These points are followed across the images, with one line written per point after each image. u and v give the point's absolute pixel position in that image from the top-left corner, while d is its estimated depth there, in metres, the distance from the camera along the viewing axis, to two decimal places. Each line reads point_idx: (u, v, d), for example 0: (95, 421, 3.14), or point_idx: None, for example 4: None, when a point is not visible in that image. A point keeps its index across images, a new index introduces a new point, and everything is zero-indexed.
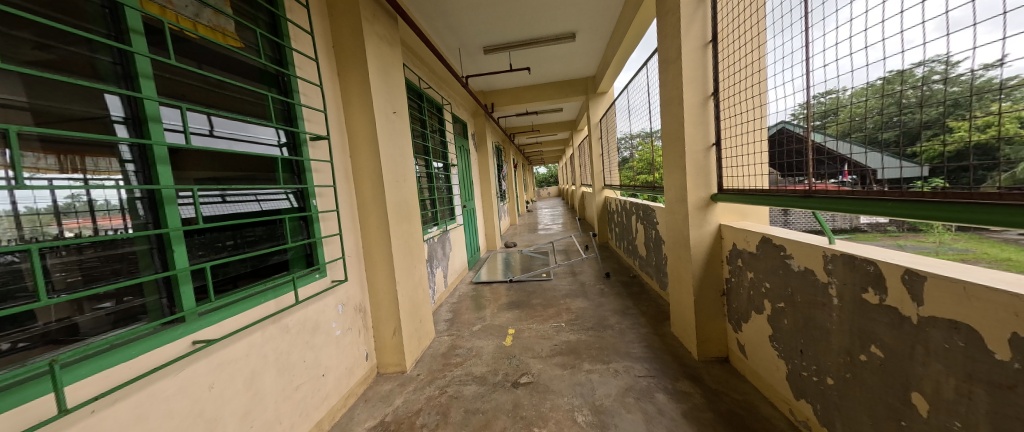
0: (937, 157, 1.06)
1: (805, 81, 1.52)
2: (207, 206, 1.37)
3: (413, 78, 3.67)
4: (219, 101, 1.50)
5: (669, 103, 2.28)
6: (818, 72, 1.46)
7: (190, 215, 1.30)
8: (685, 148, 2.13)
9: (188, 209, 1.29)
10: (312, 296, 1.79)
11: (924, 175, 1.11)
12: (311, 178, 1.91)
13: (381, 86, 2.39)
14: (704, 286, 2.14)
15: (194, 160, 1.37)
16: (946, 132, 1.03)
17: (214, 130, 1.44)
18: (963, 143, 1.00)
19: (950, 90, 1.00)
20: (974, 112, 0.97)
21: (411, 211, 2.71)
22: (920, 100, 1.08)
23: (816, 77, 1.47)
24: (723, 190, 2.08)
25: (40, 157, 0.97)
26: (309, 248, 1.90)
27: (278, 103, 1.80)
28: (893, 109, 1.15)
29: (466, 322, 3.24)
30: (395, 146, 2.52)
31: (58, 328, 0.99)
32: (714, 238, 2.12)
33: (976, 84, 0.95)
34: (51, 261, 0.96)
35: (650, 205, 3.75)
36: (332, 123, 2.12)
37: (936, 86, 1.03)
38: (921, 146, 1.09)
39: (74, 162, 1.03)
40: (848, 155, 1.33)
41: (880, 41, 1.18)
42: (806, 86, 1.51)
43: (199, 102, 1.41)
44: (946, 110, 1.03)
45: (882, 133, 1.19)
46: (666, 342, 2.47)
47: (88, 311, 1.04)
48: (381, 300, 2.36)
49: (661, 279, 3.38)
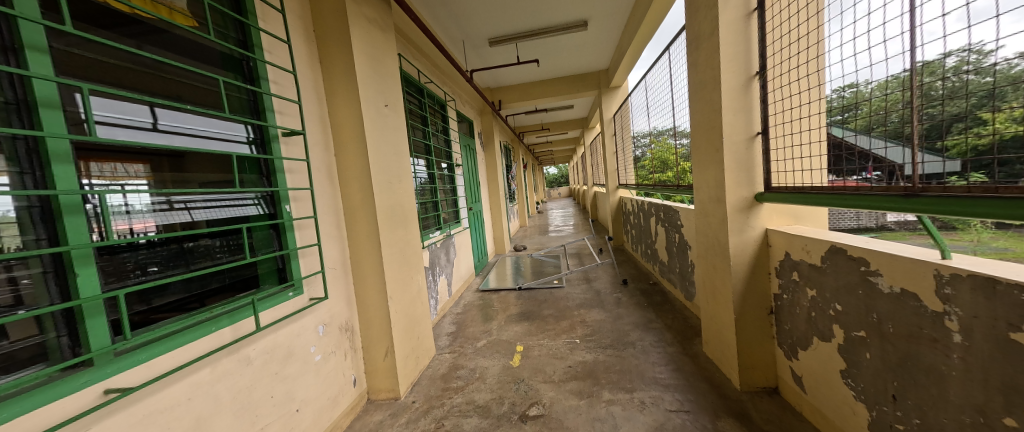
0: (969, 152, 1.00)
1: (909, 39, 1.11)
2: (196, 212, 1.28)
3: (411, 71, 3.40)
4: (156, 86, 1.24)
5: (702, 86, 1.93)
6: (932, 23, 1.04)
7: (156, 221, 1.16)
8: (723, 139, 1.78)
9: (156, 216, 1.17)
10: (283, 319, 1.53)
11: (960, 170, 1.03)
12: (285, 179, 1.65)
13: (371, 76, 2.12)
14: (747, 302, 1.80)
15: (201, 163, 1.34)
16: (979, 124, 0.96)
17: (157, 123, 1.19)
18: (996, 135, 0.92)
19: (984, 81, 0.93)
20: (1010, 103, 0.89)
21: (407, 216, 2.43)
22: (948, 92, 1.01)
23: (926, 33, 1.06)
24: (770, 187, 1.75)
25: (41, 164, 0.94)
26: (283, 261, 1.64)
27: (237, 91, 1.53)
28: (919, 102, 1.09)
29: (469, 337, 2.94)
30: (387, 143, 2.25)
31: (26, 347, 0.89)
32: (760, 245, 1.78)
33: (1011, 73, 0.88)
34: (20, 272, 0.88)
35: (671, 207, 3.38)
36: (310, 117, 1.86)
37: (969, 77, 0.96)
38: (951, 140, 1.03)
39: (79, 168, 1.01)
40: (868, 150, 1.29)
41: (938, 16, 1.02)
42: (909, 47, 1.11)
43: (113, 82, 1.13)
44: (978, 102, 0.95)
45: (908, 127, 1.14)
46: (699, 365, 2.13)
47: (61, 330, 0.94)
48: (372, 317, 2.09)
49: (687, 289, 3.02)
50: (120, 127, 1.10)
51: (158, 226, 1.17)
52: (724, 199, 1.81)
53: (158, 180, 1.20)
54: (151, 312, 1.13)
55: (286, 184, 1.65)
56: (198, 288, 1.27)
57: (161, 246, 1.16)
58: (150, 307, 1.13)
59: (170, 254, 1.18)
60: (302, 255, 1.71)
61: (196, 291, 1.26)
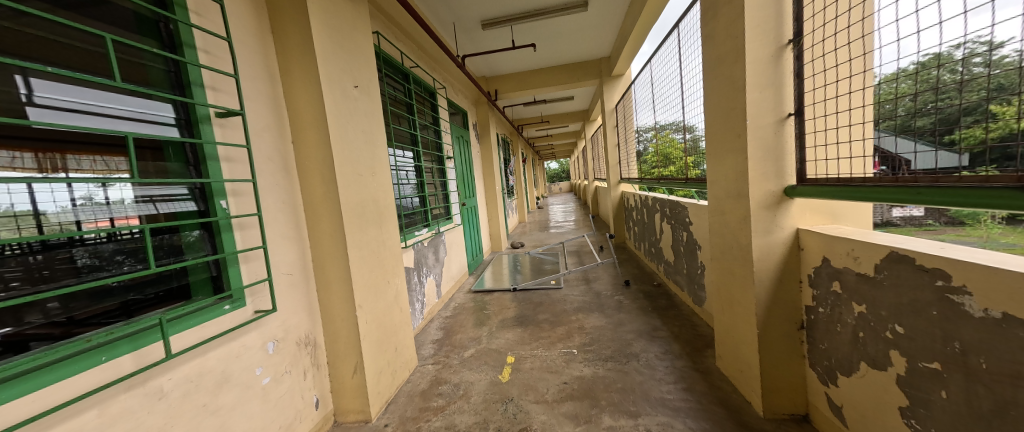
0: (978, 144, 0.92)
1: None
2: (163, 206, 1.25)
3: (394, 54, 3.11)
4: (48, 52, 1.02)
5: (721, 60, 1.63)
6: None
7: (140, 215, 1.18)
8: (748, 122, 1.48)
9: (140, 209, 1.18)
10: (214, 338, 1.26)
11: (962, 164, 0.97)
12: (220, 169, 1.38)
13: (334, 51, 1.82)
14: (773, 316, 1.53)
15: (177, 151, 1.31)
16: (988, 119, 0.90)
17: (36, 96, 0.97)
18: (1008, 128, 0.88)
19: (995, 73, 0.87)
20: None
21: (382, 212, 2.15)
22: (960, 85, 0.93)
23: None
24: (804, 180, 1.45)
25: (15, 155, 0.93)
26: (217, 269, 1.38)
27: (130, 54, 1.22)
28: (929, 95, 1.00)
29: (456, 345, 2.68)
30: (356, 129, 1.96)
31: None
32: (790, 249, 1.50)
33: None
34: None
35: (679, 203, 3.08)
36: (256, 98, 1.57)
37: (978, 69, 0.89)
38: (959, 133, 0.96)
39: (54, 161, 1.00)
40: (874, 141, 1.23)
41: None
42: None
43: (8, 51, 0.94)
44: (989, 95, 0.89)
45: (916, 120, 1.06)
46: (713, 384, 1.86)
47: None
48: (339, 329, 1.83)
49: (697, 293, 2.75)
50: (61, 108, 1.02)
51: (142, 219, 1.19)
52: (746, 194, 1.52)
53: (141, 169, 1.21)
54: (75, 325, 1.02)
55: (221, 175, 1.38)
56: (110, 299, 1.10)
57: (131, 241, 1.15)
58: (72, 318, 1.01)
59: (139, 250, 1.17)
60: (243, 260, 1.43)
61: (122, 302, 1.13)
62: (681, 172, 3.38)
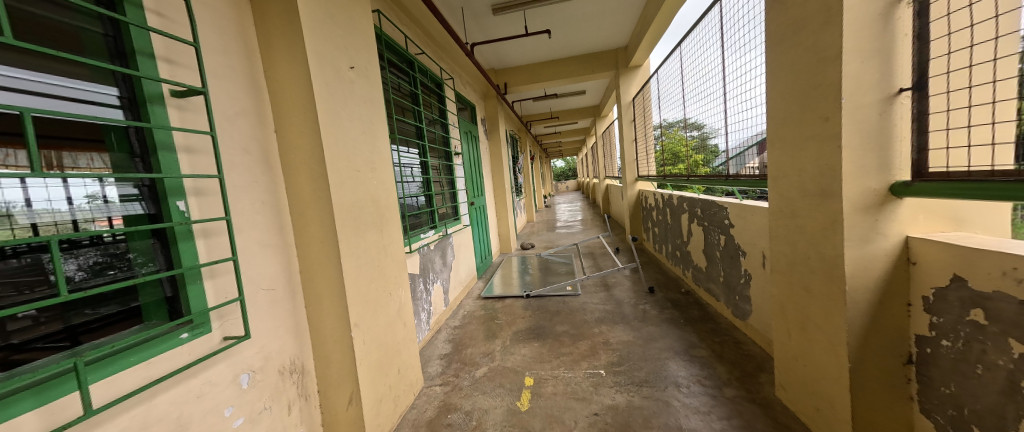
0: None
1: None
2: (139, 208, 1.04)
3: (398, 39, 2.82)
4: None
5: (800, 27, 1.31)
6: None
7: (121, 216, 1.00)
8: (844, 101, 1.16)
9: (118, 209, 0.99)
10: (165, 376, 0.98)
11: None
12: (176, 162, 1.09)
13: (325, 23, 1.53)
14: (869, 345, 1.23)
15: (126, 137, 1.03)
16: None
17: None
18: None
19: None
20: None
21: (382, 213, 1.86)
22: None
23: None
24: (923, 174, 1.13)
25: (10, 153, 0.81)
26: (173, 289, 1.09)
27: (49, 9, 0.91)
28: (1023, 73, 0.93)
29: (467, 362, 2.38)
30: (352, 117, 1.68)
31: None
32: (893, 261, 1.19)
33: None
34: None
35: (713, 202, 2.77)
36: (229, 75, 1.29)
37: None
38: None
39: (50, 158, 0.87)
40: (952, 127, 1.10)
41: None
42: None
43: None
44: None
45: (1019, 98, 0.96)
46: (780, 424, 1.54)
47: None
48: (331, 353, 1.54)
49: (738, 306, 2.42)
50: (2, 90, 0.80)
51: (121, 221, 1.00)
52: (836, 193, 1.21)
53: (120, 168, 1.01)
54: (14, 351, 0.82)
55: (177, 169, 1.09)
56: (53, 322, 0.89)
57: (107, 245, 0.97)
58: (10, 344, 0.81)
59: (110, 257, 0.98)
60: (208, 275, 1.14)
61: (66, 323, 0.91)
62: (704, 171, 3.06)
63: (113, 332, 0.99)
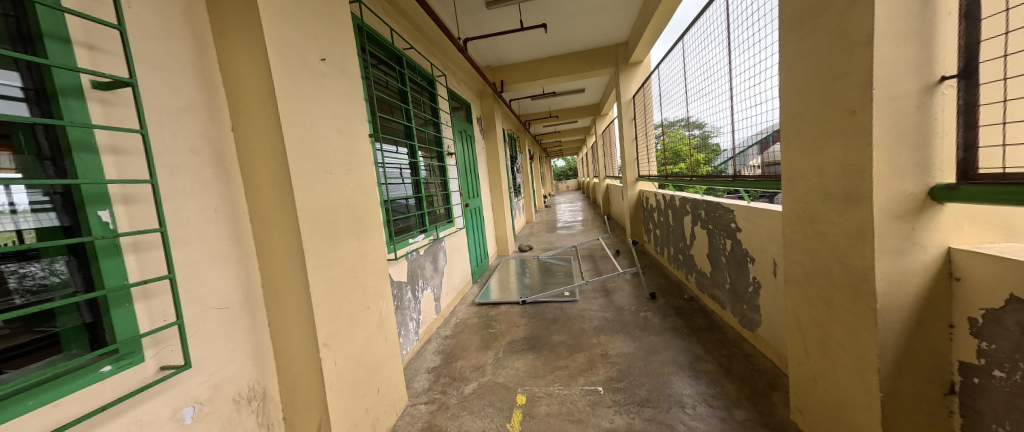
0: None
1: None
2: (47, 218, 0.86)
3: (383, 32, 2.66)
4: None
5: (822, 7, 1.15)
6: None
7: (27, 229, 0.83)
8: (876, 92, 1.00)
9: (18, 222, 0.82)
10: (73, 423, 0.83)
11: None
12: (98, 164, 0.93)
13: (290, 8, 1.38)
14: (904, 372, 1.07)
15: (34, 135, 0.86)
16: None
17: None
18: None
19: None
20: None
21: (360, 219, 1.70)
22: None
23: None
24: (970, 175, 0.97)
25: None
26: (94, 314, 0.94)
27: None
28: None
29: (456, 377, 2.23)
30: (324, 114, 1.52)
31: None
32: (932, 275, 1.03)
33: None
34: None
35: (717, 204, 2.61)
36: (173, 66, 1.14)
37: None
38: None
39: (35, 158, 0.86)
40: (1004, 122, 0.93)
41: None
42: None
43: None
44: None
45: None
46: None
47: None
48: (297, 376, 1.39)
49: (746, 315, 2.27)
50: None
51: (25, 235, 0.83)
52: (865, 198, 1.05)
53: (30, 173, 0.85)
54: None
55: (99, 172, 0.93)
56: None
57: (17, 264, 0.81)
58: None
59: (28, 278, 0.83)
60: (140, 296, 0.99)
61: None
62: (706, 171, 2.90)
63: (18, 366, 0.82)
